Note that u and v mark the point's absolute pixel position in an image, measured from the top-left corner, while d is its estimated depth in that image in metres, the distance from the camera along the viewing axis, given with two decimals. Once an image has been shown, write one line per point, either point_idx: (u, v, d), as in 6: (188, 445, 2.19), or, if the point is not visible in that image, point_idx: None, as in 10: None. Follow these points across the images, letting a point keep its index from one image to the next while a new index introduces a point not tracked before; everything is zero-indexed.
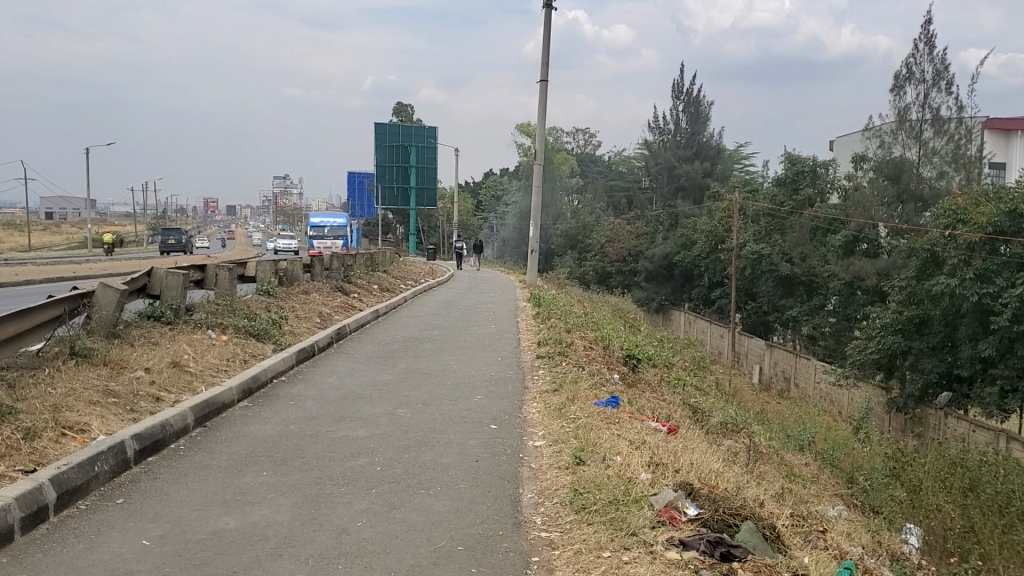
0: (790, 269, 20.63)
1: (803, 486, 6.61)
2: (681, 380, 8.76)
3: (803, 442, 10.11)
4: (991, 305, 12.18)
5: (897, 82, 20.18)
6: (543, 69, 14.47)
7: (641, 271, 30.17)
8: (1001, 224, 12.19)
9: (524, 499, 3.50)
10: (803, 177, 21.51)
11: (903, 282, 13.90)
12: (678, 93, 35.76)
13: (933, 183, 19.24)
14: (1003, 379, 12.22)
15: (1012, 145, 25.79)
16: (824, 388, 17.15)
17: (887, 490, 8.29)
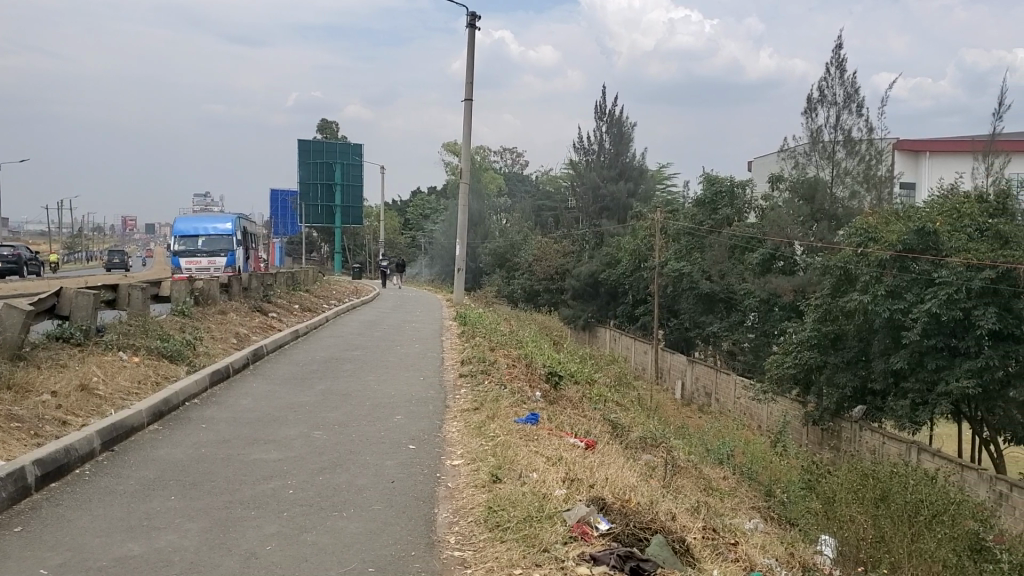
0: (710, 287, 21.04)
1: (720, 499, 6.75)
2: (603, 396, 8.85)
3: (722, 456, 10.31)
4: (902, 319, 12.51)
5: (810, 105, 20.75)
6: (467, 88, 14.53)
7: (567, 289, 30.37)
8: (910, 242, 12.51)
9: (438, 519, 3.49)
10: (721, 198, 21.96)
11: (819, 300, 14.28)
12: (602, 114, 36.18)
13: (846, 203, 19.78)
14: (914, 393, 12.60)
15: (920, 166, 26.78)
16: (744, 403, 17.49)
17: (803, 503, 8.52)
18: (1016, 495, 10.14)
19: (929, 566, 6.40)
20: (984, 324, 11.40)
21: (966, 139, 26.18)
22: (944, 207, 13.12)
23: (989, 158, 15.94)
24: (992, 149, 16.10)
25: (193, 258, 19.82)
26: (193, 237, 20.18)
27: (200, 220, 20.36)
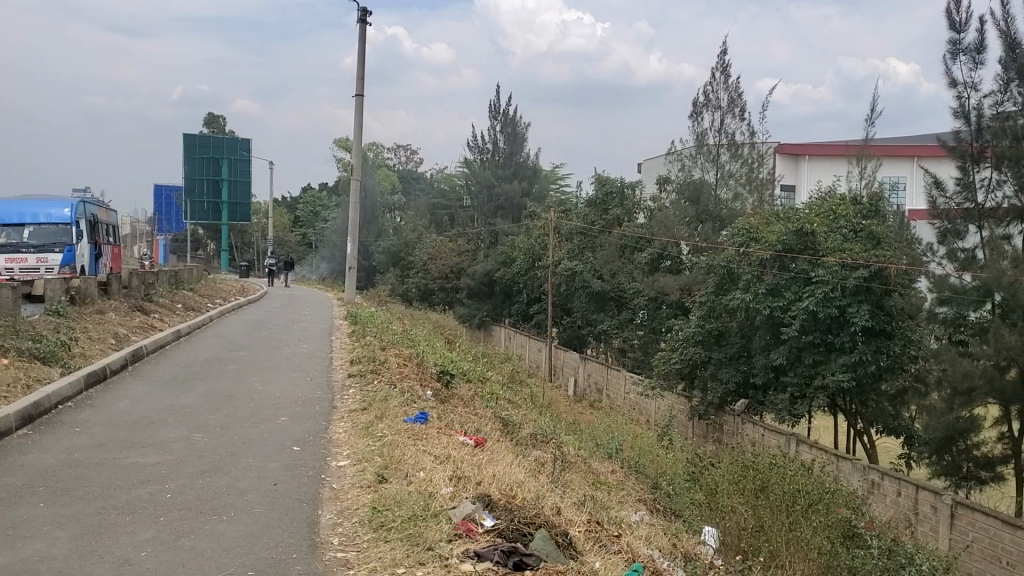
0: (601, 285, 21.39)
1: (608, 493, 6.90)
2: (494, 394, 8.88)
3: (611, 450, 10.51)
4: (782, 316, 12.97)
5: (696, 108, 21.33)
6: (358, 84, 14.37)
7: (462, 287, 30.36)
8: (789, 242, 12.96)
9: (322, 520, 3.46)
10: (612, 198, 22.34)
11: (703, 297, 14.72)
12: (495, 113, 36.31)
13: (729, 205, 20.38)
14: (792, 386, 13.06)
15: (801, 169, 27.85)
16: (633, 399, 17.85)
17: (688, 494, 8.80)
18: (887, 483, 10.65)
19: (806, 553, 6.71)
20: (858, 321, 11.94)
21: (841, 144, 27.36)
22: (820, 208, 13.55)
23: (861, 162, 16.66)
24: (863, 154, 16.84)
25: (15, 254, 15.44)
26: (15, 226, 15.84)
27: (28, 205, 16.04)
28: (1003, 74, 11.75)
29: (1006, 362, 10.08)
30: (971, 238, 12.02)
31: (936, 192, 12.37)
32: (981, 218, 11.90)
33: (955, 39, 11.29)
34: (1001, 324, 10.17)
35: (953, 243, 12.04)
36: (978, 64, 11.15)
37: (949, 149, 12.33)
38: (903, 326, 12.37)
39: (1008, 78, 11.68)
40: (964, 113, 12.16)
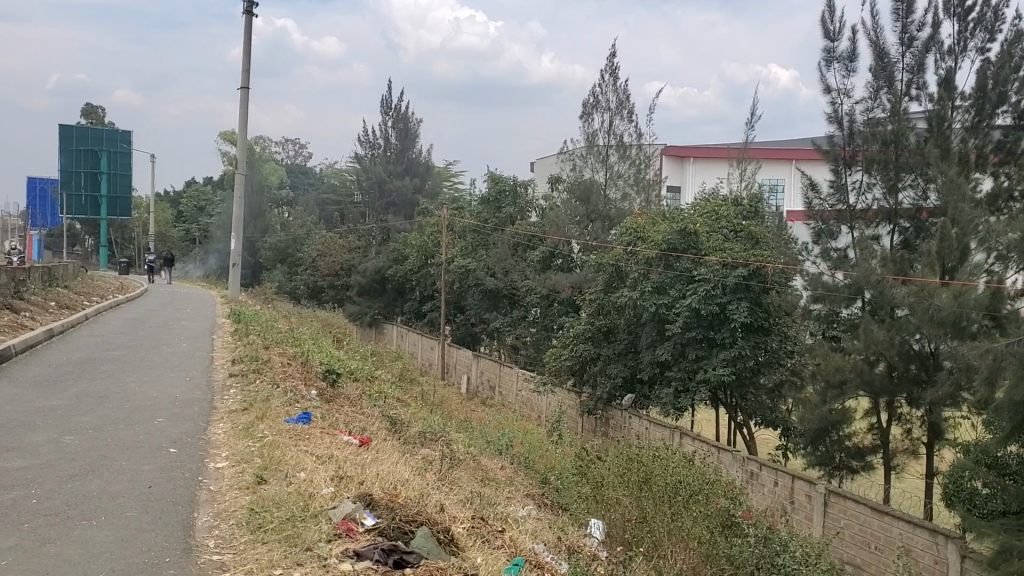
0: (494, 283, 21.47)
1: (497, 489, 6.98)
2: (382, 392, 8.83)
3: (501, 447, 10.60)
4: (666, 313, 13.34)
5: (587, 109, 21.65)
6: (244, 76, 14.05)
7: (353, 285, 29.98)
8: (673, 242, 13.32)
9: (198, 523, 3.39)
10: (504, 196, 22.43)
11: (593, 295, 14.99)
12: (387, 109, 35.95)
13: (618, 204, 20.70)
14: (676, 381, 13.38)
15: (686, 170, 28.55)
16: (525, 395, 18.01)
17: (576, 487, 8.97)
18: (764, 473, 11.06)
19: (687, 542, 6.93)
20: (738, 318, 12.38)
21: (724, 147, 28.17)
22: (704, 208, 13.91)
23: (742, 165, 17.16)
24: (744, 157, 17.36)
25: None
26: None
27: None
28: (873, 82, 12.30)
29: (875, 357, 10.59)
30: (842, 239, 12.55)
31: (812, 194, 12.94)
32: (853, 220, 12.41)
33: (829, 47, 11.78)
34: (870, 320, 10.67)
35: (827, 243, 12.55)
36: (850, 71, 11.67)
37: (824, 153, 12.87)
38: (779, 322, 12.90)
39: (877, 86, 12.25)
40: (837, 119, 12.71)
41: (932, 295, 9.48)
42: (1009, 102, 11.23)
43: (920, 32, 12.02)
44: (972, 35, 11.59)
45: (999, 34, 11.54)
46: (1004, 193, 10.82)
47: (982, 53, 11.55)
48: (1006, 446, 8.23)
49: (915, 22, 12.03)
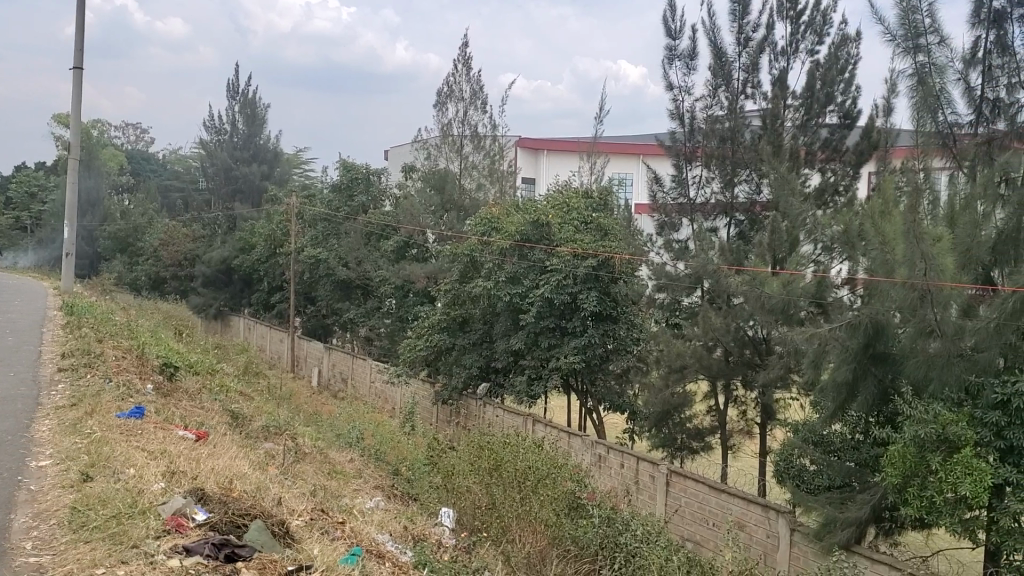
0: (346, 273, 21.16)
1: (345, 482, 6.96)
2: (225, 386, 8.60)
3: (352, 439, 10.54)
4: (520, 303, 13.53)
5: (440, 98, 21.66)
6: (77, 56, 13.32)
7: (197, 276, 28.89)
8: (528, 234, 13.52)
9: (14, 525, 3.23)
10: (357, 184, 22.14)
11: (447, 285, 14.87)
12: (234, 93, 34.74)
13: (472, 194, 20.79)
14: (530, 369, 13.60)
15: (540, 161, 28.93)
16: (378, 386, 17.91)
17: (428, 477, 8.94)
18: (612, 456, 11.40)
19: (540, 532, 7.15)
20: (587, 307, 12.71)
21: (574, 140, 28.77)
22: (554, 200, 14.13)
23: (592, 159, 17.56)
24: (594, 150, 17.78)
25: None
26: None
27: None
28: (712, 80, 12.80)
29: (712, 343, 11.10)
30: (683, 232, 12.95)
31: (656, 188, 13.33)
32: (693, 213, 12.90)
33: (672, 44, 12.20)
34: (708, 308, 11.15)
35: (669, 235, 12.98)
36: (691, 69, 12.13)
37: (666, 148, 13.34)
38: (627, 310, 13.30)
39: (716, 84, 12.78)
40: (679, 115, 13.16)
41: (763, 284, 9.95)
42: (835, 103, 12.09)
43: (755, 33, 12.63)
44: (803, 37, 12.24)
45: (827, 37, 12.25)
46: (829, 188, 11.75)
47: (812, 55, 12.24)
48: (830, 425, 8.82)
49: (750, 23, 12.61)
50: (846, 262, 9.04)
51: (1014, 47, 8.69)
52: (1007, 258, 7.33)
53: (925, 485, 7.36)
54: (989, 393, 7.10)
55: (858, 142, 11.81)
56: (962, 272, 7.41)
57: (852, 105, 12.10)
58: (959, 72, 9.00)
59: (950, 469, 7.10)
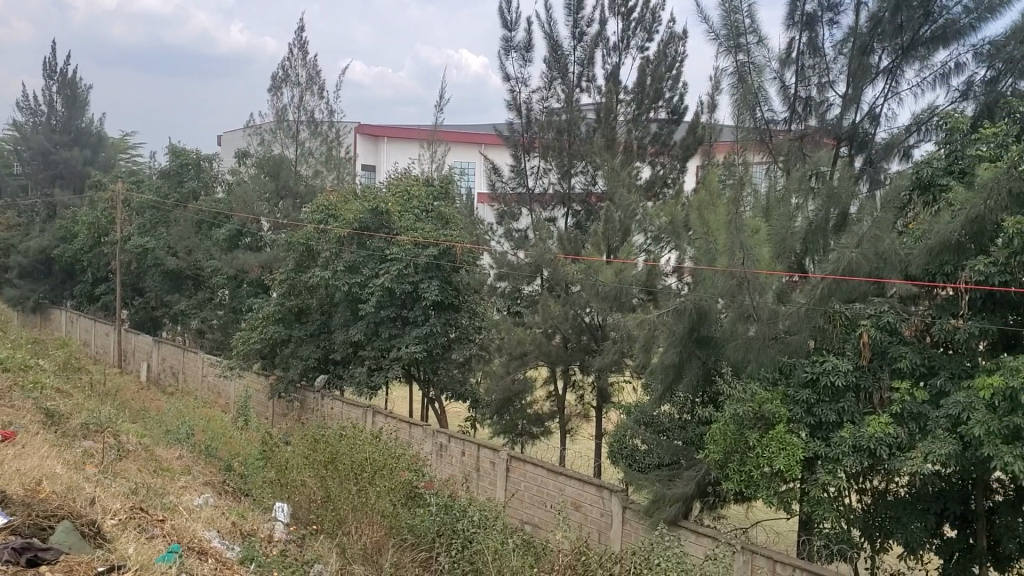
0: (177, 264, 20.30)
1: (173, 479, 6.74)
2: (40, 383, 8.12)
3: (180, 437, 10.15)
4: (359, 293, 13.29)
5: (275, 83, 21.16)
6: None
7: (12, 267, 27.03)
8: (365, 220, 13.33)
9: None
10: (187, 170, 21.22)
11: (282, 275, 14.43)
12: (51, 72, 32.67)
13: (309, 181, 20.46)
14: (370, 359, 13.39)
15: (380, 149, 28.70)
16: (211, 380, 17.34)
17: (262, 471, 8.71)
18: (453, 444, 11.44)
19: (382, 527, 7.20)
20: (428, 296, 12.69)
21: (414, 128, 28.70)
22: (396, 187, 14.03)
23: (432, 147, 17.50)
24: (434, 139, 17.58)
25: None
26: None
27: None
28: (548, 72, 13.06)
29: (552, 330, 11.35)
30: (523, 221, 13.15)
31: (495, 177, 13.46)
32: (532, 203, 13.15)
33: (507, 36, 12.35)
34: (547, 296, 11.40)
35: (509, 225, 13.17)
36: (527, 61, 12.33)
37: (504, 139, 13.52)
38: (468, 299, 13.35)
39: (551, 76, 13.04)
40: (516, 106, 13.38)
41: (597, 273, 10.25)
42: (664, 99, 12.58)
43: (590, 27, 12.93)
44: (633, 34, 12.65)
45: (656, 34, 12.73)
46: (659, 180, 12.23)
47: (642, 52, 12.68)
48: (659, 406, 9.18)
49: (585, 18, 12.90)
50: (675, 251, 9.43)
51: (823, 49, 9.92)
52: (816, 248, 8.00)
53: (744, 459, 7.81)
54: (799, 372, 7.65)
55: (684, 138, 12.43)
56: (776, 262, 7.94)
57: (679, 101, 12.65)
58: (777, 71, 10.10)
59: (766, 444, 7.57)
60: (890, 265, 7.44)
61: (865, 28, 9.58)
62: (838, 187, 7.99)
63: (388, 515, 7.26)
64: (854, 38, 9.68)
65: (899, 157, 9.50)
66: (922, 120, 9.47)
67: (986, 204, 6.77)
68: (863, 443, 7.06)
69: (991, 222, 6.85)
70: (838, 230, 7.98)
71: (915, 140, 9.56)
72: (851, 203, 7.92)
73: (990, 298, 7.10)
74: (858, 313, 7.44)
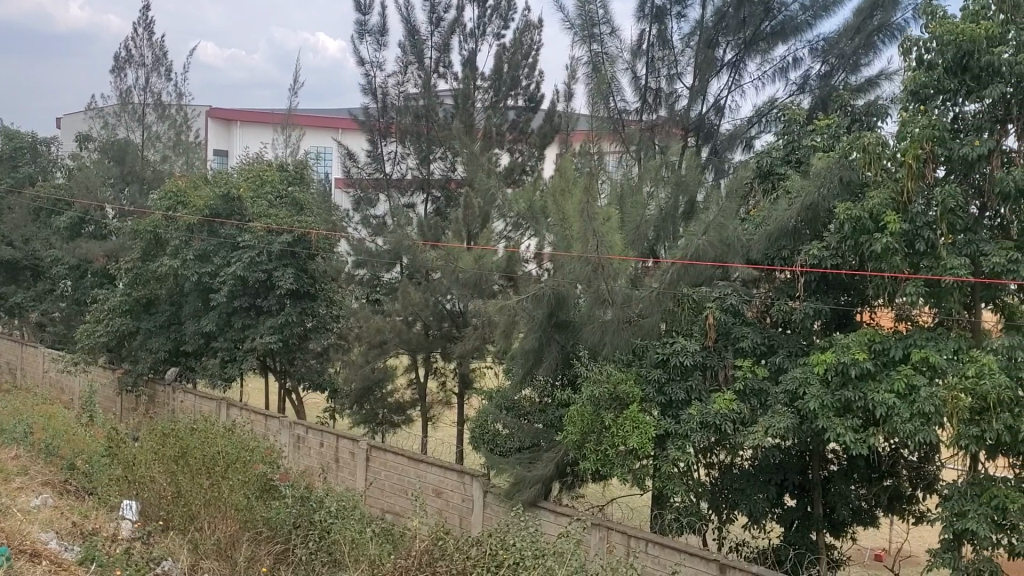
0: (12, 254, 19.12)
1: (6, 481, 6.43)
2: None
3: (17, 438, 9.62)
4: (210, 282, 12.87)
5: (118, 64, 20.16)
6: None
7: None
8: (216, 208, 12.85)
9: None
10: (22, 154, 20.01)
11: (128, 264, 13.79)
12: None
13: (157, 166, 19.79)
14: (222, 351, 12.98)
15: (233, 133, 27.85)
16: (52, 376, 16.47)
17: (108, 469, 8.38)
18: (311, 435, 11.27)
19: (236, 521, 7.02)
20: (283, 285, 12.37)
21: (269, 112, 27.92)
22: (248, 173, 13.62)
23: (286, 131, 17.08)
24: (288, 122, 17.18)
25: None
26: None
27: None
28: (404, 57, 12.95)
29: (411, 317, 11.32)
30: (381, 207, 12.89)
31: (350, 163, 13.16)
32: (389, 188, 12.96)
33: (362, 20, 12.19)
34: (406, 283, 11.36)
35: (367, 211, 12.77)
36: (381, 46, 12.22)
37: (360, 124, 13.20)
38: (325, 287, 13.13)
39: (407, 61, 12.93)
40: (371, 90, 13.08)
41: (457, 259, 10.26)
42: (520, 86, 12.71)
43: (447, 13, 12.91)
44: (489, 21, 12.73)
45: (512, 22, 12.84)
46: (518, 167, 12.39)
47: (499, 39, 12.76)
48: (520, 390, 9.27)
49: (442, 4, 12.86)
50: (534, 238, 9.58)
51: (672, 41, 10.24)
52: (667, 235, 8.28)
53: (600, 439, 7.97)
54: (651, 353, 7.89)
55: (541, 126, 12.61)
56: (629, 248, 8.15)
57: (535, 89, 12.79)
58: (628, 62, 10.36)
59: (621, 423, 7.78)
60: (733, 251, 7.74)
61: (710, 23, 9.95)
62: (685, 175, 8.33)
63: (242, 509, 7.08)
64: (701, 31, 10.02)
65: (742, 147, 10.04)
66: (763, 112, 10.05)
67: (818, 193, 7.23)
68: (710, 419, 7.36)
69: (823, 209, 7.33)
70: (687, 217, 8.28)
71: (756, 131, 10.16)
72: (698, 190, 8.30)
73: (822, 279, 7.60)
74: (704, 296, 7.75)
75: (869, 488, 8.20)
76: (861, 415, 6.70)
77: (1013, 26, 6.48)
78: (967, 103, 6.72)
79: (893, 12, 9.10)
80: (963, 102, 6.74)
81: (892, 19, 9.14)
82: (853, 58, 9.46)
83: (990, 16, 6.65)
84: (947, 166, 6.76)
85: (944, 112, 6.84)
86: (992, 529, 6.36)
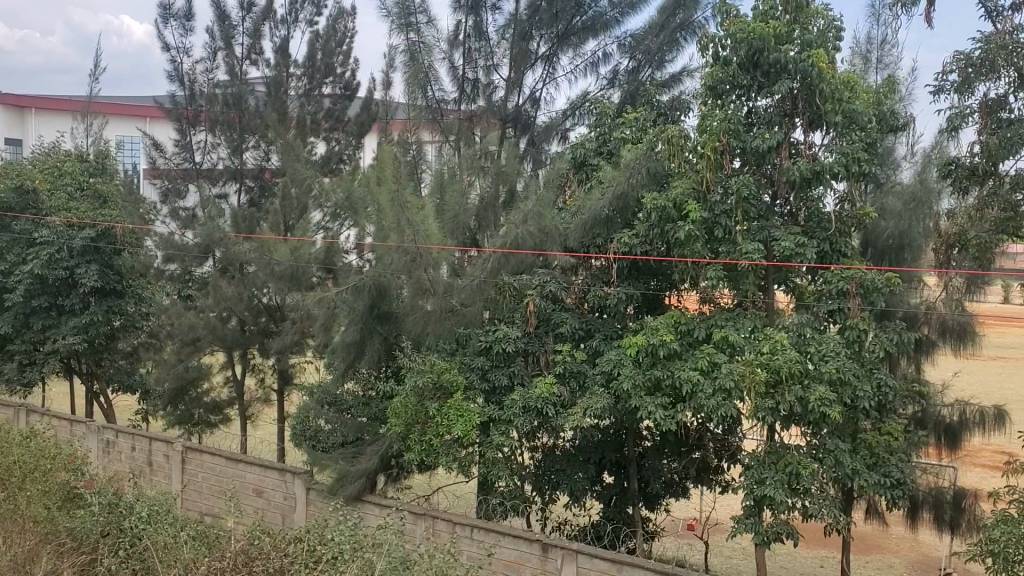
0: None
1: None
2: None
3: None
4: (4, 281, 11.95)
5: None
6: None
7: None
8: (8, 200, 11.99)
9: None
10: None
11: None
12: None
13: None
14: (19, 354, 12.12)
15: (26, 119, 26.00)
16: None
17: None
18: (121, 440, 10.70)
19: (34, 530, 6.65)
20: (87, 283, 11.65)
21: (65, 99, 26.30)
22: (43, 164, 12.69)
23: (85, 118, 16.14)
24: (88, 109, 16.20)
25: None
26: None
27: None
28: (212, 43, 12.51)
29: (226, 313, 10.93)
30: (190, 198, 12.36)
31: (156, 153, 12.51)
32: (199, 179, 12.46)
33: (165, 3, 11.65)
34: (219, 278, 10.96)
35: (175, 203, 12.21)
36: (188, 30, 11.73)
37: (167, 112, 12.56)
38: (134, 284, 12.49)
39: (215, 47, 12.50)
40: (178, 77, 12.56)
41: (272, 251, 10.00)
42: (334, 74, 12.50)
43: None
44: (301, 7, 12.45)
45: (325, 10, 12.63)
46: (335, 157, 12.27)
47: (311, 26, 12.52)
48: (342, 384, 9.17)
49: None
50: (353, 229, 9.53)
51: (488, 33, 10.35)
52: (488, 224, 8.39)
53: (424, 430, 7.86)
54: (475, 341, 8.04)
55: (358, 114, 12.48)
56: (449, 237, 8.16)
57: (351, 77, 12.64)
58: (445, 52, 10.39)
59: (444, 413, 7.72)
60: (551, 239, 7.93)
61: (524, 16, 10.13)
62: (505, 166, 8.47)
63: (43, 520, 6.74)
64: (514, 24, 10.18)
65: (557, 139, 10.30)
66: (576, 105, 10.39)
67: (627, 183, 7.52)
68: (531, 404, 7.50)
69: (633, 198, 7.67)
70: (506, 205, 8.45)
71: (570, 123, 10.45)
72: (516, 180, 8.46)
73: (633, 266, 7.96)
74: (525, 283, 7.95)
75: (679, 461, 8.67)
76: (669, 393, 7.03)
77: (797, 26, 6.95)
78: (759, 99, 7.23)
79: (694, 11, 9.68)
80: (755, 98, 7.23)
81: (692, 18, 9.72)
82: (659, 54, 9.90)
83: (777, 15, 7.09)
84: (742, 159, 7.22)
85: (738, 106, 7.31)
86: (787, 494, 6.80)
